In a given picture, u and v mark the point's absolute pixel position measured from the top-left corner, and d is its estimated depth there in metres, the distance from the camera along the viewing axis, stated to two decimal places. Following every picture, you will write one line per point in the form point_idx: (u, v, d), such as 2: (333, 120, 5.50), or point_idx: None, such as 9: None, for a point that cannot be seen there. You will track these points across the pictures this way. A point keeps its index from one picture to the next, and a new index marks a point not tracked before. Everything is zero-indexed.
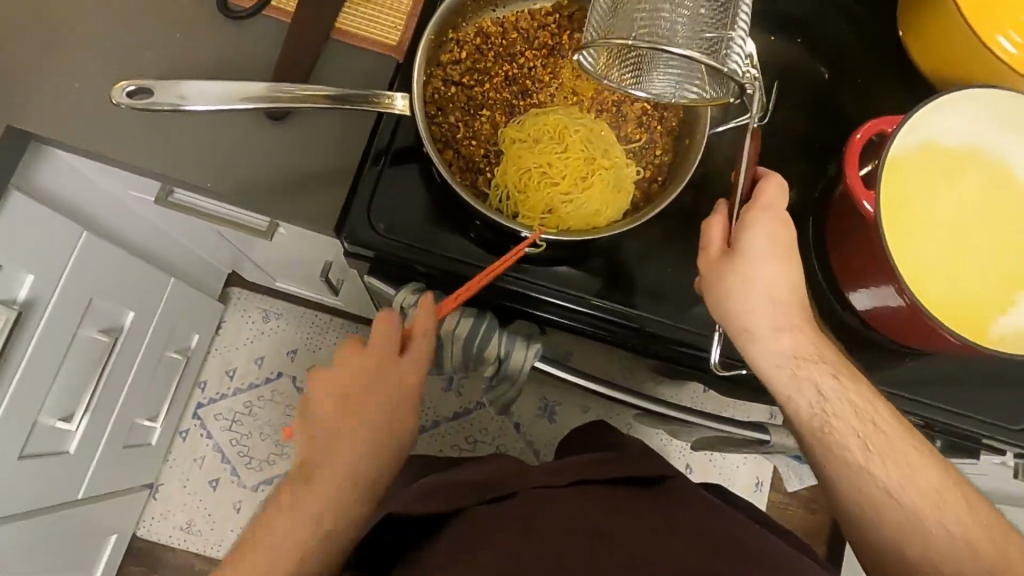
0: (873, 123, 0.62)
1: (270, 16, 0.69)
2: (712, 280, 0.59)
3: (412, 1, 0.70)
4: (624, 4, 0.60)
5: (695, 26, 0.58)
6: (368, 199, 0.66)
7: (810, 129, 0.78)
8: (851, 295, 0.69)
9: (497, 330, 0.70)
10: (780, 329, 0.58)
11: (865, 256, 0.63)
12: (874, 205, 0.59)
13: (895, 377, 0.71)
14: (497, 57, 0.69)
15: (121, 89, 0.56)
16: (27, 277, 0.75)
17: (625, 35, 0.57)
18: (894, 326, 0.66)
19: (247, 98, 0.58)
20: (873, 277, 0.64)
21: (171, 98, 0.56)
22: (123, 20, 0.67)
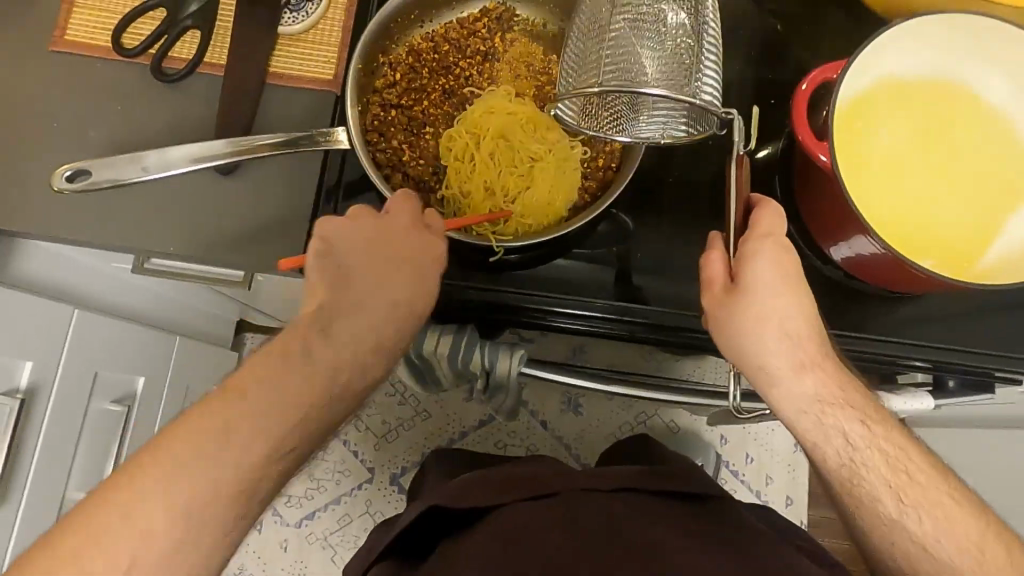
0: (819, 71, 0.59)
1: (206, 73, 0.69)
2: (723, 321, 0.54)
3: (340, 32, 0.71)
4: (590, 50, 0.58)
5: (670, 63, 0.56)
6: None
7: (766, 84, 0.76)
8: (830, 249, 0.67)
9: (479, 341, 0.70)
10: (802, 371, 0.53)
11: (834, 209, 0.61)
12: (829, 156, 0.57)
13: (889, 326, 0.70)
14: (432, 73, 0.69)
15: (61, 174, 0.57)
16: (26, 364, 0.77)
17: (596, 82, 0.56)
18: (881, 276, 0.64)
19: (185, 160, 0.58)
20: (848, 231, 0.61)
21: (115, 176, 0.57)
22: (67, 103, 0.68)
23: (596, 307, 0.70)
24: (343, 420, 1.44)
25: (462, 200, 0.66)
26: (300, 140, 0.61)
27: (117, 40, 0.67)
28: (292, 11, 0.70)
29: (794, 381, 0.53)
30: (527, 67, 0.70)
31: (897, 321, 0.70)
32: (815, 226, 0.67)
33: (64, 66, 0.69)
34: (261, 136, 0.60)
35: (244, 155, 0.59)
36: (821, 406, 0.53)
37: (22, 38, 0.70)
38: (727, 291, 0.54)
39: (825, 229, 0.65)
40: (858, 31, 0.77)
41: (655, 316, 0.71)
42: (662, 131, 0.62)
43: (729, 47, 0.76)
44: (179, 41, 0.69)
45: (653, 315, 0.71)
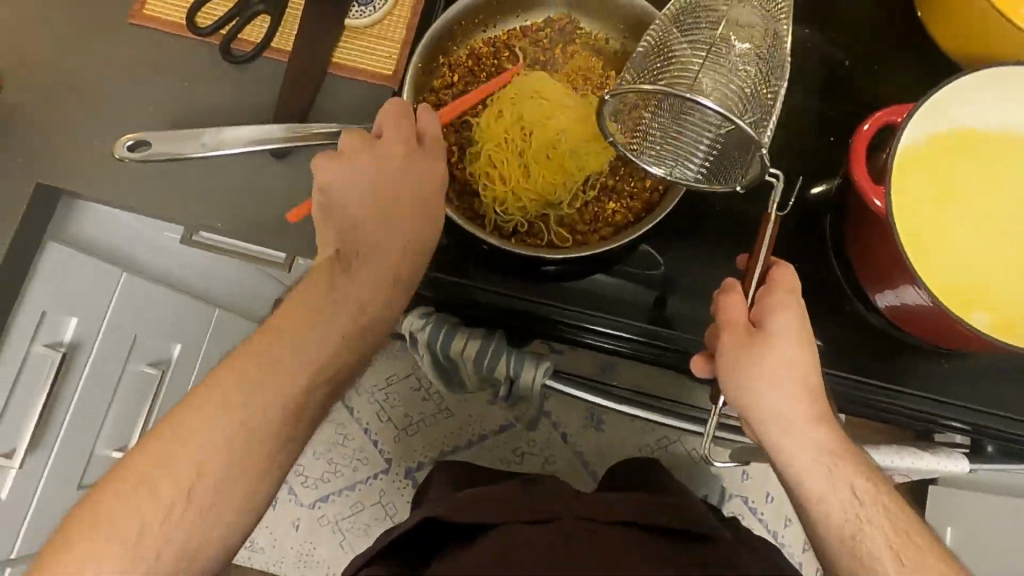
0: (882, 113, 0.58)
1: (271, 58, 0.71)
2: (739, 367, 0.52)
3: (405, 30, 0.72)
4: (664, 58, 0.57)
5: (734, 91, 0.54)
6: None
7: (827, 120, 0.74)
8: (876, 296, 0.64)
9: (506, 349, 0.70)
10: (811, 424, 0.52)
11: (883, 255, 0.59)
12: (884, 201, 0.56)
13: (925, 380, 0.68)
14: (490, 78, 0.69)
15: (122, 144, 0.59)
16: (72, 320, 0.80)
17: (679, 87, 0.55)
18: (924, 329, 0.62)
19: (241, 143, 0.60)
20: (895, 280, 0.60)
21: (173, 148, 0.59)
22: (140, 75, 0.71)
23: (628, 329, 0.70)
24: (367, 409, 1.45)
25: (504, 205, 0.64)
26: (351, 131, 0.62)
27: (191, 20, 0.69)
28: (360, 4, 0.71)
29: (804, 433, 0.52)
30: (584, 81, 0.70)
31: (936, 380, 0.68)
32: (863, 271, 0.65)
33: (140, 39, 0.72)
34: (315, 124, 0.61)
35: (296, 141, 0.61)
36: (828, 461, 0.52)
37: (105, 8, 0.73)
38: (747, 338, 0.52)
39: (872, 274, 0.63)
40: (931, 75, 0.74)
41: (686, 344, 0.70)
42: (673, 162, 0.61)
43: (792, 79, 0.75)
44: (249, 25, 0.71)
45: (685, 342, 0.70)
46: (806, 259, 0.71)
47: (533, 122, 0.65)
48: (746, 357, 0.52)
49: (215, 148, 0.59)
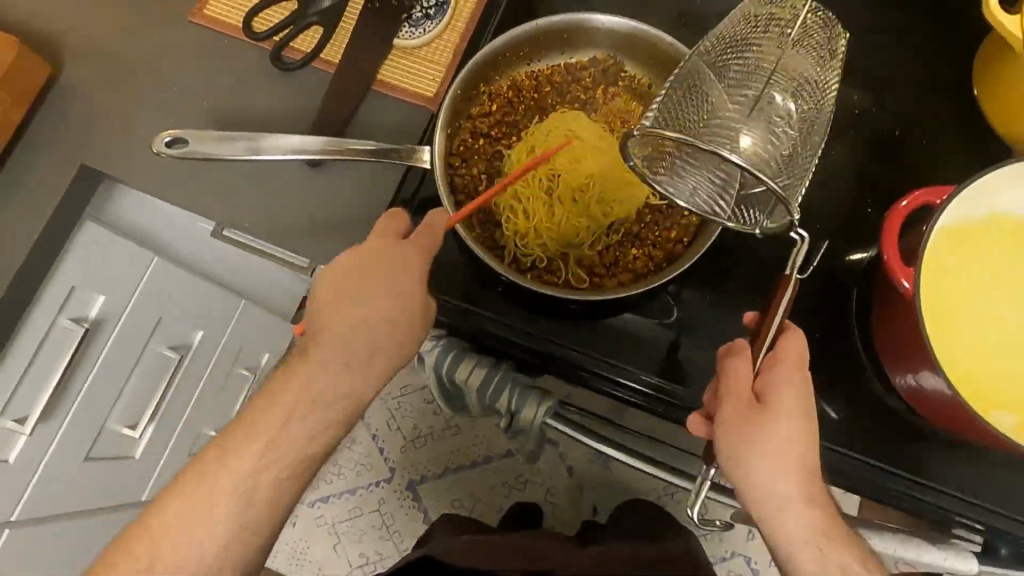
0: (922, 192, 0.56)
1: (318, 69, 0.73)
2: (735, 438, 0.50)
3: (451, 54, 0.72)
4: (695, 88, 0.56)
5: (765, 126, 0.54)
6: None
7: (867, 186, 0.72)
8: (896, 377, 0.62)
9: (511, 382, 0.69)
10: (804, 501, 0.50)
11: (906, 337, 0.57)
12: (912, 283, 0.54)
13: (941, 472, 0.65)
14: (528, 111, 0.69)
15: (161, 139, 0.60)
16: (99, 298, 0.83)
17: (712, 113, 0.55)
18: (941, 418, 0.60)
19: (275, 150, 0.61)
20: (916, 364, 0.57)
21: (210, 150, 0.60)
22: (193, 73, 0.74)
23: (636, 378, 0.69)
24: (377, 416, 1.46)
25: (524, 239, 0.64)
26: (385, 152, 0.62)
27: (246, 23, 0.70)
28: (411, 26, 0.72)
29: (795, 509, 0.50)
30: (621, 124, 0.70)
31: (951, 472, 0.65)
32: (884, 349, 0.63)
33: (197, 37, 0.74)
34: (351, 141, 0.62)
35: (330, 154, 0.61)
36: (820, 541, 0.50)
37: (169, 6, 0.75)
38: (744, 409, 0.50)
39: (893, 355, 0.61)
40: (982, 155, 0.71)
41: (691, 402, 0.68)
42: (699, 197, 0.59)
43: (835, 144, 0.73)
44: (301, 34, 0.73)
45: (690, 398, 0.69)
46: (828, 329, 0.69)
47: (563, 161, 0.65)
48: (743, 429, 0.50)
49: (250, 154, 0.60)
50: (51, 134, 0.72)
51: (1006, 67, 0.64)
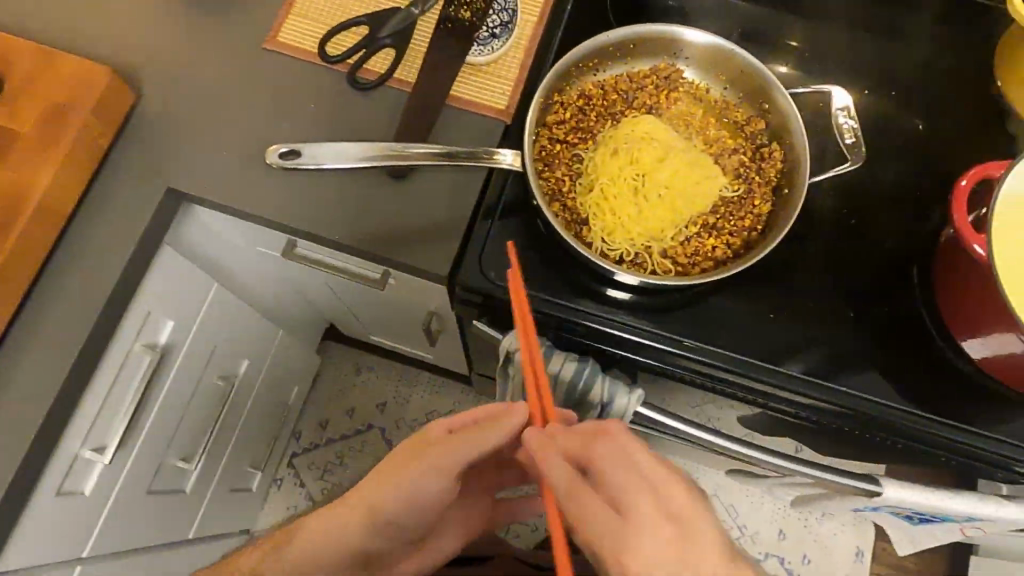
0: (981, 168, 0.62)
1: (393, 88, 0.76)
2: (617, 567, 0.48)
3: (518, 69, 0.77)
4: (464, 157, 0.65)
5: (438, 155, 0.64)
6: (480, 249, 0.72)
7: (909, 189, 0.80)
8: (964, 342, 0.69)
9: (600, 374, 0.72)
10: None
11: (978, 303, 0.64)
12: (986, 249, 0.60)
13: (1008, 429, 0.69)
14: (600, 116, 0.73)
15: (273, 151, 0.61)
16: (168, 324, 0.83)
17: (450, 156, 0.65)
18: (1010, 376, 0.66)
19: (383, 156, 0.62)
20: (988, 326, 0.64)
21: (319, 159, 0.61)
22: (268, 97, 0.76)
23: (703, 363, 0.71)
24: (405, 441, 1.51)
25: (609, 232, 0.68)
26: (471, 154, 0.65)
27: (323, 47, 0.75)
28: (494, 32, 0.76)
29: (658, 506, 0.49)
30: (685, 125, 0.74)
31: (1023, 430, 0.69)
32: (941, 282, 0.70)
33: (272, 62, 0.77)
34: (432, 147, 0.64)
35: (412, 158, 0.64)
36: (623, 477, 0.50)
37: (242, 32, 0.78)
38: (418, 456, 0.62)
39: (960, 317, 0.68)
40: (1011, 140, 0.80)
41: (724, 358, 0.71)
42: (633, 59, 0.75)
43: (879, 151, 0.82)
44: (375, 57, 0.77)
45: (745, 372, 0.71)
46: (894, 303, 0.74)
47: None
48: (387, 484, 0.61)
49: (365, 164, 0.62)
50: (129, 161, 0.73)
51: (1018, 58, 0.73)
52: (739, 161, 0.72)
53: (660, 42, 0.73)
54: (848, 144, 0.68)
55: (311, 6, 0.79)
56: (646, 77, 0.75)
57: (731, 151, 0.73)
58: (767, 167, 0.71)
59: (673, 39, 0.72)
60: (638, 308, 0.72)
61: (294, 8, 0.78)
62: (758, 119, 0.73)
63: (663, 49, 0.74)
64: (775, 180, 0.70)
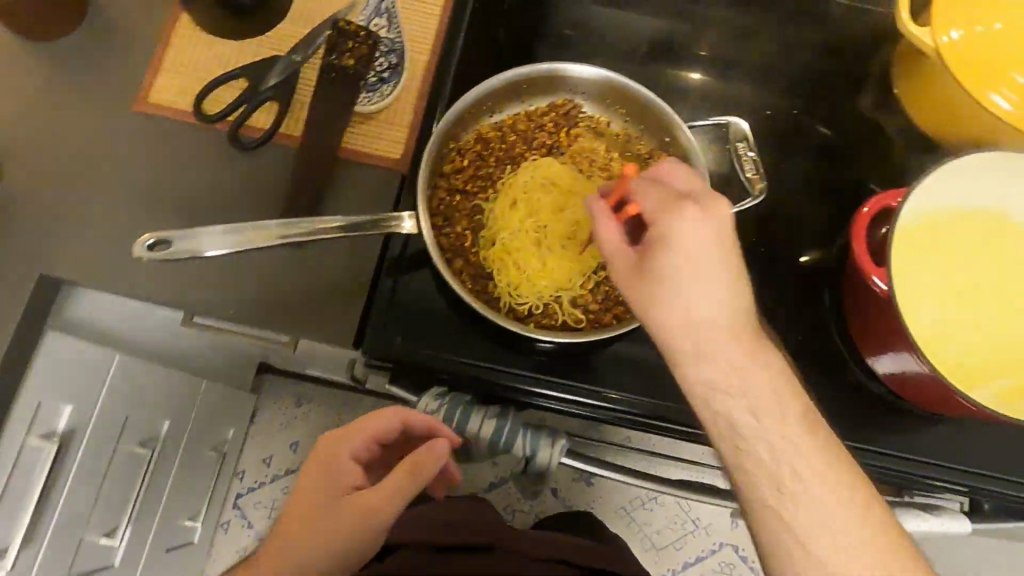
0: (879, 197, 0.62)
1: (280, 144, 0.72)
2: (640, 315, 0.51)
3: (412, 113, 0.73)
4: (358, 227, 0.60)
5: (329, 229, 0.60)
6: (385, 310, 0.70)
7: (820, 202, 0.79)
8: (874, 359, 0.70)
9: (520, 427, 0.70)
10: (729, 368, 0.49)
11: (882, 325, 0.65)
12: (884, 278, 0.60)
13: (921, 444, 0.70)
14: (499, 162, 0.71)
15: (142, 242, 0.56)
16: (66, 407, 0.76)
17: (344, 229, 0.60)
18: (924, 398, 0.67)
19: (265, 238, 0.58)
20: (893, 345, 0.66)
21: (195, 247, 0.56)
22: (144, 165, 0.71)
23: (622, 411, 0.70)
24: None
25: (515, 287, 0.66)
26: (360, 225, 0.60)
27: (198, 106, 0.70)
28: (382, 76, 0.72)
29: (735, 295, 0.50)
30: (588, 163, 0.72)
31: (935, 444, 0.70)
32: (850, 308, 0.71)
33: (147, 127, 0.72)
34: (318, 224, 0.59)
35: (301, 235, 0.59)
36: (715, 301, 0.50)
37: (109, 94, 0.73)
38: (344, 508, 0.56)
39: (869, 338, 0.69)
40: (911, 148, 0.80)
41: (644, 406, 0.70)
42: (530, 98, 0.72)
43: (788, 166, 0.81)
44: (257, 111, 0.72)
45: (665, 419, 0.70)
46: (805, 329, 0.75)
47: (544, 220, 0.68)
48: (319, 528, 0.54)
49: (239, 252, 0.58)
50: None
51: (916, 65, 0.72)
52: None
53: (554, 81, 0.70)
54: (748, 176, 0.67)
55: (183, 60, 0.74)
56: (545, 116, 0.72)
57: None
58: None
59: (567, 78, 0.69)
60: (552, 362, 0.71)
61: (164, 64, 0.73)
62: (660, 152, 0.71)
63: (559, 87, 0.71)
64: None
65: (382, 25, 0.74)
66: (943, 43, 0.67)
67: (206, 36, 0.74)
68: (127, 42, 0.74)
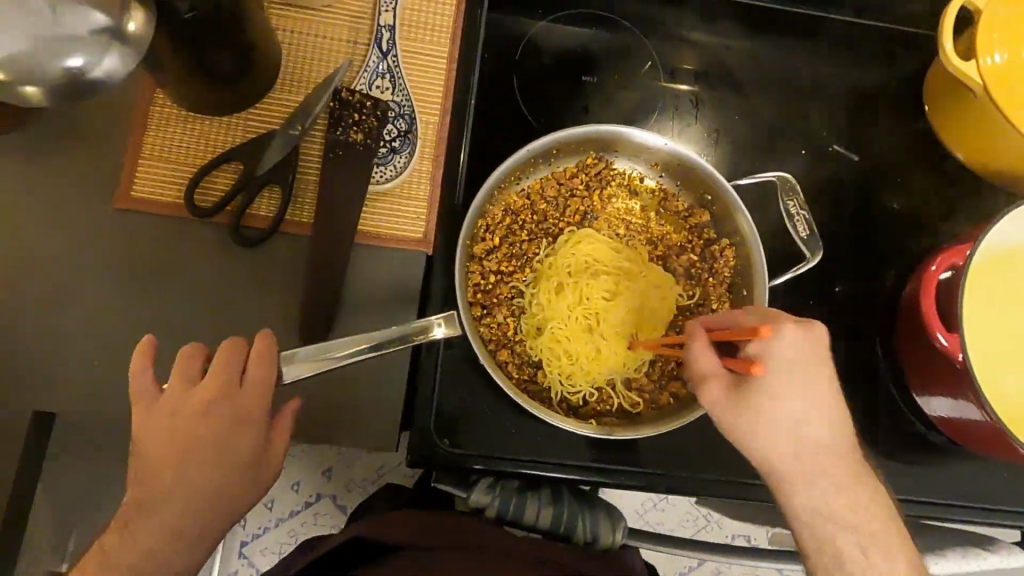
0: (948, 254, 0.60)
1: (290, 232, 0.65)
2: (728, 422, 0.51)
3: (428, 185, 0.66)
4: (385, 338, 0.50)
5: (355, 347, 0.49)
6: (429, 396, 0.64)
7: (863, 236, 0.73)
8: (925, 400, 0.67)
9: (581, 513, 0.63)
10: (816, 469, 0.50)
11: (941, 372, 0.62)
12: (948, 337, 0.58)
13: (968, 491, 0.70)
14: (532, 235, 0.65)
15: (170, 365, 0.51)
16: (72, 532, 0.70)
17: (369, 344, 0.50)
18: (974, 441, 0.64)
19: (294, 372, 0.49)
20: (950, 392, 0.63)
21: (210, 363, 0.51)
22: (132, 268, 0.63)
23: (684, 488, 0.65)
24: None
25: (568, 377, 0.61)
26: (390, 340, 0.50)
27: (191, 201, 0.62)
28: (393, 146, 0.65)
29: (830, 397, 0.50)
30: (625, 226, 0.68)
31: (980, 489, 0.70)
32: (908, 361, 0.67)
33: (133, 226, 0.64)
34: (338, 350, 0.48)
35: (326, 362, 0.49)
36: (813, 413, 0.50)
37: (80, 189, 0.64)
38: (198, 389, 0.51)
39: (924, 379, 0.66)
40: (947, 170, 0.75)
41: (704, 488, 0.66)
42: (558, 161, 0.66)
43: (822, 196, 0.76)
44: (257, 196, 0.65)
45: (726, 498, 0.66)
46: (860, 378, 0.71)
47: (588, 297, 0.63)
48: (174, 437, 0.50)
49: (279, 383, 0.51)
50: None
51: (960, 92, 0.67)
52: (689, 259, 0.67)
53: (586, 142, 0.64)
54: (802, 235, 0.66)
55: (162, 143, 0.64)
56: (575, 178, 0.67)
57: (677, 249, 0.67)
58: (721, 265, 0.66)
59: (600, 139, 0.63)
60: (609, 448, 0.66)
61: (140, 149, 0.64)
62: (701, 211, 0.66)
63: (590, 148, 0.65)
64: (731, 281, 0.65)
65: (385, 87, 0.66)
66: (984, 68, 0.62)
67: (186, 112, 0.65)
68: (94, 127, 0.65)
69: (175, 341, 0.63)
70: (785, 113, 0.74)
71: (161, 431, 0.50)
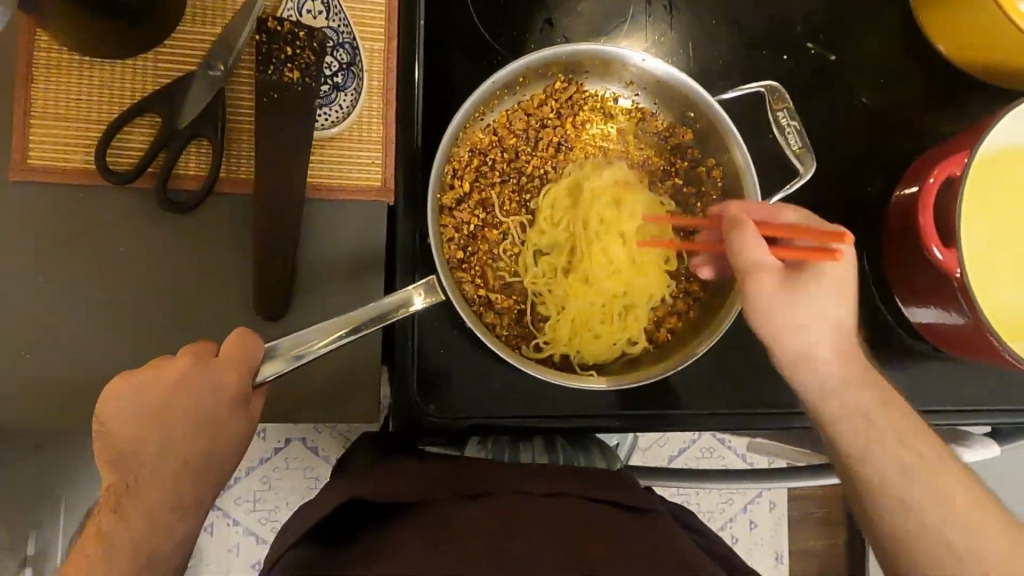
0: (947, 163, 0.57)
1: (229, 192, 0.57)
2: (767, 316, 0.49)
3: (383, 126, 0.59)
4: (357, 319, 0.44)
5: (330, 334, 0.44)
6: (410, 350, 0.60)
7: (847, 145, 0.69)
8: (910, 307, 0.65)
9: (571, 446, 0.63)
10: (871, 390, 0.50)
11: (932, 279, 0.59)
12: (944, 250, 0.56)
13: (952, 395, 0.70)
14: (505, 175, 0.60)
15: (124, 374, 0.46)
16: None
17: (345, 329, 0.44)
18: (960, 349, 0.62)
19: (274, 368, 0.44)
20: (939, 299, 0.60)
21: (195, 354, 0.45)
22: (45, 250, 0.54)
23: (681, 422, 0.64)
24: None
25: (559, 328, 0.58)
26: (368, 319, 0.44)
27: (105, 167, 0.53)
28: (336, 82, 0.57)
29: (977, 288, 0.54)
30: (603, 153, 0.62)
31: (964, 392, 0.70)
32: (894, 277, 0.65)
33: (38, 200, 0.54)
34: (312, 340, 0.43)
35: (309, 354, 0.44)
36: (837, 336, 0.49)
37: None
38: (166, 369, 0.45)
39: (912, 287, 0.63)
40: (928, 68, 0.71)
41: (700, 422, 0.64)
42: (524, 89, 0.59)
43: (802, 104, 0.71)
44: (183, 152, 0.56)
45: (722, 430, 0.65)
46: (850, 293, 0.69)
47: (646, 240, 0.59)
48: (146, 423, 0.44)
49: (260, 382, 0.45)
50: None
51: None
52: (673, 185, 0.62)
53: (552, 66, 0.57)
54: (795, 148, 0.63)
55: (59, 100, 0.54)
56: (545, 105, 0.60)
57: (659, 174, 0.62)
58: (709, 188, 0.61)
59: (566, 61, 0.56)
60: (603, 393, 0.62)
61: (33, 108, 0.54)
62: (683, 129, 0.61)
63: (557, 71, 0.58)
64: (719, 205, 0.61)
65: (317, 12, 0.57)
66: None
67: (81, 61, 0.55)
68: None
69: (116, 331, 0.55)
70: (760, 13, 0.67)
71: (125, 415, 0.44)
